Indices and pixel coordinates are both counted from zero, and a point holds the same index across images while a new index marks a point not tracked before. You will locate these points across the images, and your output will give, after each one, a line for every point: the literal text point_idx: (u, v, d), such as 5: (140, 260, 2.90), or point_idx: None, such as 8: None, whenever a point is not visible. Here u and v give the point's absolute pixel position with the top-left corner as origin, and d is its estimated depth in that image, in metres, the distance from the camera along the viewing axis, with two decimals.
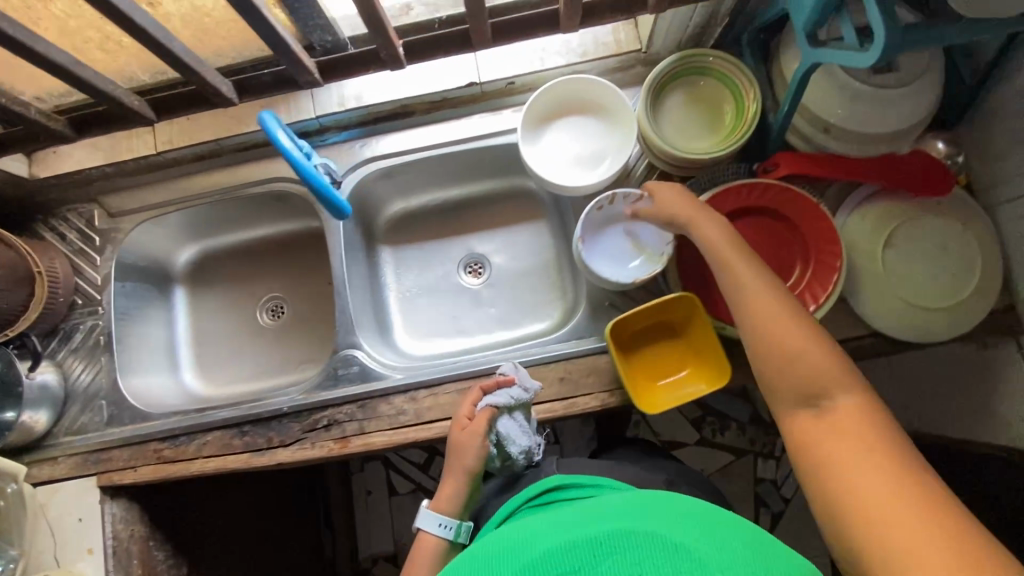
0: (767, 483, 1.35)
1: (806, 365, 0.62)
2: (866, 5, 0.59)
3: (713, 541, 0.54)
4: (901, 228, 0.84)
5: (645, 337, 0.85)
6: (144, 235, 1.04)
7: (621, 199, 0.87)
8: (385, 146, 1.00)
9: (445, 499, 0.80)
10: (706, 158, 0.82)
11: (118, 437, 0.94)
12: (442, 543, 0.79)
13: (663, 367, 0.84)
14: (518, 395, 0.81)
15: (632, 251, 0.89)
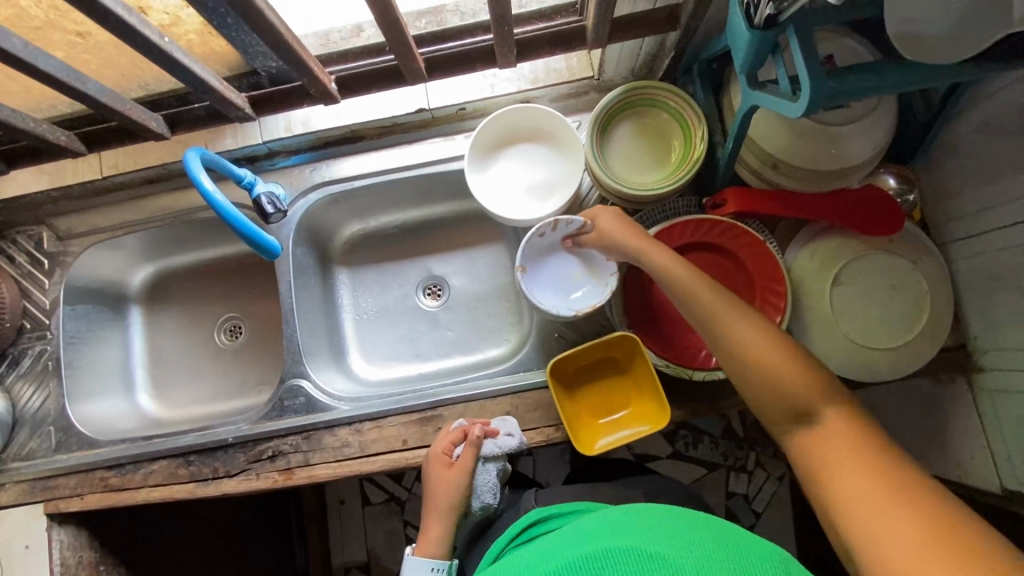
0: (739, 497, 1.31)
1: (780, 385, 0.57)
2: (793, 55, 0.57)
3: (686, 539, 0.55)
4: (850, 265, 0.82)
5: (589, 375, 0.84)
6: (95, 258, 1.03)
7: (564, 226, 0.83)
8: (336, 171, 0.98)
9: (431, 543, 0.78)
10: (649, 197, 0.81)
11: (65, 465, 0.93)
12: None
13: (607, 404, 0.83)
14: (503, 445, 0.81)
15: (577, 277, 0.87)
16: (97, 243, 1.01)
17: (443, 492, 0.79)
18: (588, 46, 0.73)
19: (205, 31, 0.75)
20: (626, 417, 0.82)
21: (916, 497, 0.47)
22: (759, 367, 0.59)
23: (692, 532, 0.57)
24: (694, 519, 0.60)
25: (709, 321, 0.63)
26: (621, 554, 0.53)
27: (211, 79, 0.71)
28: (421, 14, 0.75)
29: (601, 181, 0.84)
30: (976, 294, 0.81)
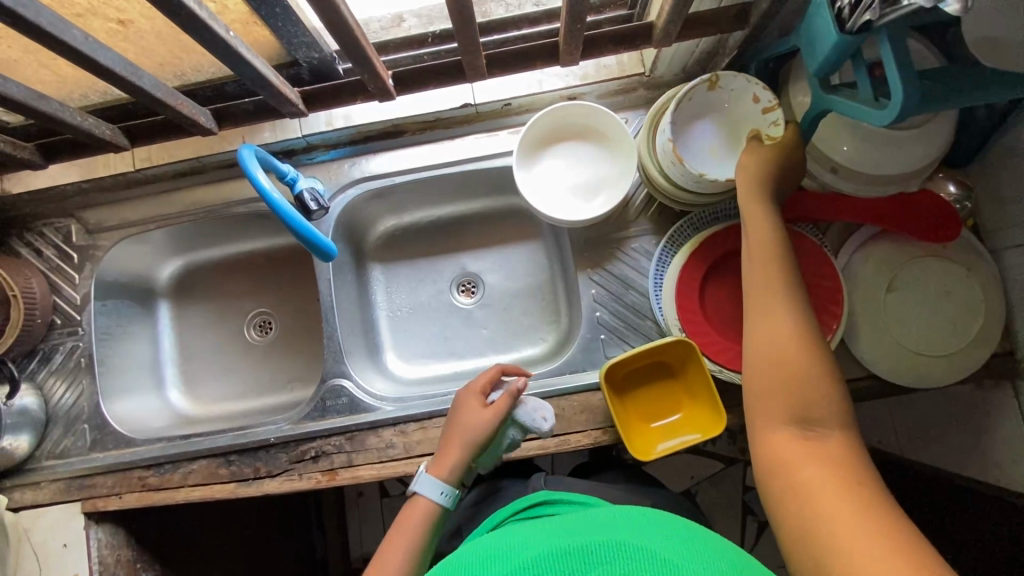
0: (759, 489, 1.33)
1: (803, 382, 0.58)
2: (885, 63, 0.56)
3: (696, 554, 0.53)
4: (903, 272, 0.82)
5: (640, 378, 0.84)
6: (124, 252, 1.00)
7: (732, 80, 0.74)
8: (375, 166, 0.96)
9: (445, 465, 0.74)
10: (699, 196, 0.81)
11: (102, 464, 0.92)
12: (435, 510, 0.73)
13: (656, 409, 0.83)
14: (536, 421, 0.80)
15: (708, 155, 0.77)
16: (128, 237, 0.98)
17: (470, 421, 0.76)
18: (653, 44, 0.71)
19: (251, 20, 0.72)
20: (677, 423, 0.82)
21: (891, 521, 0.47)
22: (796, 360, 0.58)
23: (702, 548, 0.54)
24: (706, 536, 0.58)
25: (759, 290, 0.64)
26: (629, 553, 0.51)
27: (268, 73, 0.68)
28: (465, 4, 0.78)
29: (656, 181, 0.82)
30: None
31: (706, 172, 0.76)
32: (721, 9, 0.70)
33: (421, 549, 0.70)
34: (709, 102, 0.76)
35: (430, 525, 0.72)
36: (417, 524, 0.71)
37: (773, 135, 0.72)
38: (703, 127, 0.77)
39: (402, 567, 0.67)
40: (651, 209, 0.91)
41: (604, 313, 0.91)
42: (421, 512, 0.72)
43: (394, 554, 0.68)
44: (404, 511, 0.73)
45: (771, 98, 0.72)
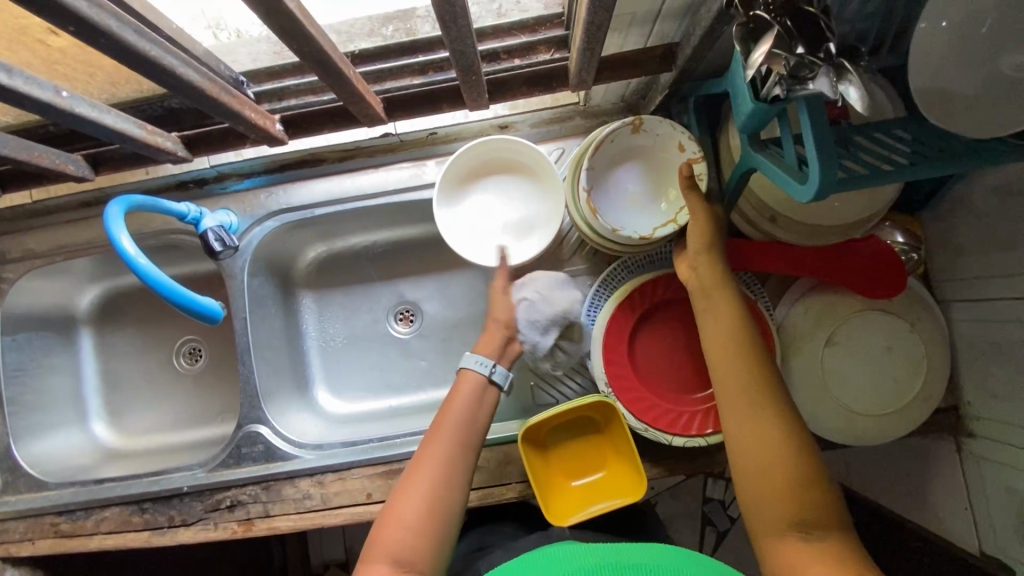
0: (716, 501, 1.31)
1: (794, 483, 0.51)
2: (804, 139, 0.50)
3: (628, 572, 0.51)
4: (844, 326, 0.77)
5: (563, 433, 0.81)
6: (33, 284, 0.95)
7: (654, 125, 0.66)
8: (294, 197, 0.89)
9: (488, 344, 0.76)
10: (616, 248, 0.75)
11: (12, 509, 0.89)
12: (479, 376, 0.73)
13: (582, 466, 0.80)
14: (539, 308, 0.78)
15: (631, 207, 0.70)
16: (35, 270, 0.92)
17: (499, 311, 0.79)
18: (570, 88, 0.64)
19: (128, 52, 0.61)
20: (601, 482, 0.79)
21: None
22: (782, 458, 0.53)
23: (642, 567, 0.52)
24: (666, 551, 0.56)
25: (731, 372, 0.58)
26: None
27: (128, 126, 0.57)
28: (386, 19, 0.66)
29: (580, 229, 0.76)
30: (974, 360, 0.76)
31: (627, 226, 0.69)
32: (645, 49, 0.64)
33: (476, 425, 0.70)
34: (633, 147, 0.69)
35: (476, 400, 0.71)
36: (468, 398, 0.71)
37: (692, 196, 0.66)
38: (626, 175, 0.70)
39: (459, 430, 0.68)
40: (585, 249, 0.86)
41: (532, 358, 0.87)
42: (471, 386, 0.72)
43: (449, 426, 0.68)
44: (453, 387, 0.73)
45: (695, 150, 0.65)
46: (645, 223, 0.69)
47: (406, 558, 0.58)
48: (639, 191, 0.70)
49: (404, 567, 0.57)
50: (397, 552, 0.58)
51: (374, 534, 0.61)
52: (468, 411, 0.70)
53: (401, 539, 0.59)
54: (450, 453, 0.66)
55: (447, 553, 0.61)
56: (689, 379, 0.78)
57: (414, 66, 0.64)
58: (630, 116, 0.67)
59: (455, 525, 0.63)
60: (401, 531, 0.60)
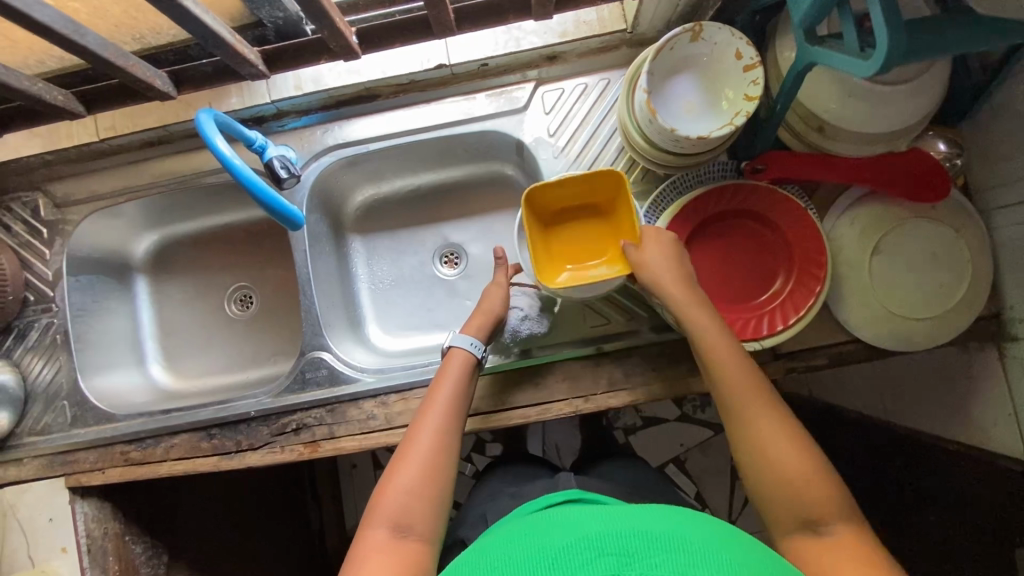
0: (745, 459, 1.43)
1: (793, 451, 0.59)
2: (869, 10, 0.52)
3: (663, 527, 0.51)
4: (890, 235, 0.80)
5: (570, 215, 0.86)
6: (95, 226, 0.98)
7: (713, 31, 0.69)
8: (350, 133, 0.92)
9: (473, 326, 0.80)
10: (669, 159, 0.78)
11: (84, 439, 0.92)
12: (470, 358, 0.76)
13: (588, 245, 0.85)
14: (528, 325, 0.89)
15: (686, 114, 0.72)
16: (98, 211, 0.96)
17: (492, 301, 0.82)
18: None
19: None
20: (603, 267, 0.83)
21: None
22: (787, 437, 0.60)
23: (674, 523, 0.52)
24: (681, 512, 0.56)
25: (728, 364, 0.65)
26: (592, 545, 0.49)
27: (222, 30, 0.64)
28: None
29: (634, 141, 0.79)
30: (1017, 264, 0.79)
31: (683, 130, 0.72)
32: None
33: (464, 396, 0.73)
34: (689, 57, 0.72)
35: (469, 374, 0.75)
36: (456, 373, 0.74)
37: (753, 96, 0.68)
38: (682, 85, 0.72)
39: (448, 403, 0.70)
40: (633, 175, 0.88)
41: None
42: (460, 363, 0.75)
43: (444, 400, 0.70)
44: (444, 363, 0.75)
45: (752, 55, 0.68)
46: (701, 127, 0.71)
47: (407, 522, 0.60)
48: (694, 100, 0.72)
49: (405, 532, 0.59)
50: (397, 516, 0.60)
51: (373, 502, 0.62)
52: (462, 382, 0.73)
53: (401, 505, 0.61)
54: (442, 424, 0.68)
55: (446, 515, 0.64)
56: (744, 289, 0.82)
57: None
58: (690, 24, 0.70)
59: (450, 494, 0.65)
60: (401, 498, 0.62)
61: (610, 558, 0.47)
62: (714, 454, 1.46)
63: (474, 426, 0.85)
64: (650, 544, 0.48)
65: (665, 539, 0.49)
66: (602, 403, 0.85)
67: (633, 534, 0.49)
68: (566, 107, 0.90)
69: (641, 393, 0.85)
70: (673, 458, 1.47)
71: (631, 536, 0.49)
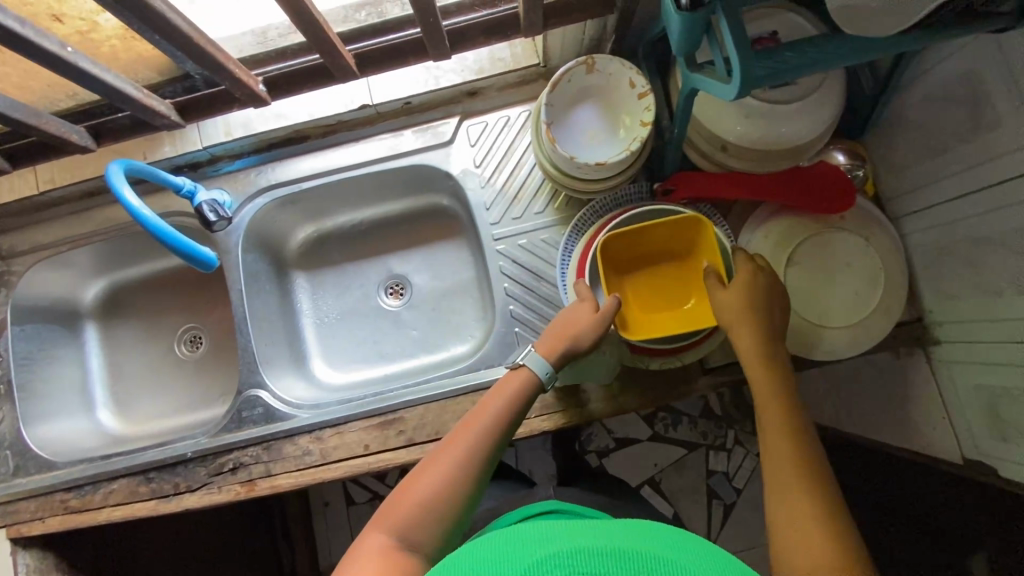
0: (719, 474, 1.44)
1: (804, 463, 0.59)
2: (725, 40, 0.56)
3: (636, 543, 0.43)
4: (801, 247, 0.81)
5: (647, 260, 0.76)
6: (42, 276, 1.00)
7: (606, 64, 0.73)
8: (283, 173, 0.95)
9: (557, 346, 0.71)
10: (581, 186, 0.80)
11: (23, 489, 0.91)
12: (534, 385, 0.70)
13: (670, 292, 0.75)
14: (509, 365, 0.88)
15: (588, 142, 0.75)
16: (41, 261, 0.98)
17: (577, 319, 0.71)
18: (523, 33, 0.72)
19: (132, 35, 0.69)
20: (695, 307, 0.73)
21: None
22: (809, 462, 0.59)
23: (648, 538, 0.45)
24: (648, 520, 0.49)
25: (763, 384, 0.65)
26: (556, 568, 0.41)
27: (126, 87, 0.67)
28: (360, 6, 0.74)
29: (548, 172, 0.81)
30: (929, 268, 0.81)
31: (586, 157, 0.75)
32: None
33: (509, 422, 0.67)
34: (588, 87, 0.75)
35: (527, 397, 0.69)
36: (511, 392, 0.68)
37: (646, 122, 0.71)
38: (583, 114, 0.75)
39: (484, 433, 0.65)
40: (558, 201, 0.90)
41: (517, 306, 0.90)
42: (520, 382, 0.69)
43: (486, 420, 0.66)
44: (505, 378, 0.70)
45: (643, 84, 0.71)
46: (602, 153, 0.74)
47: (417, 537, 0.56)
48: (594, 127, 0.75)
49: (407, 546, 0.55)
50: (404, 526, 0.56)
51: (384, 506, 0.58)
52: (515, 408, 0.68)
53: (413, 517, 0.57)
54: (478, 445, 0.64)
55: (449, 542, 0.58)
56: None
57: (368, 31, 0.72)
58: (585, 57, 0.73)
59: (460, 520, 0.60)
60: (413, 509, 0.57)
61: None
62: (686, 474, 1.45)
63: (408, 458, 0.85)
64: (621, 567, 0.41)
65: (639, 559, 0.42)
66: (534, 427, 0.85)
67: (604, 553, 0.42)
68: (490, 139, 0.93)
69: (573, 416, 0.85)
70: (645, 482, 1.45)
71: (602, 554, 0.42)
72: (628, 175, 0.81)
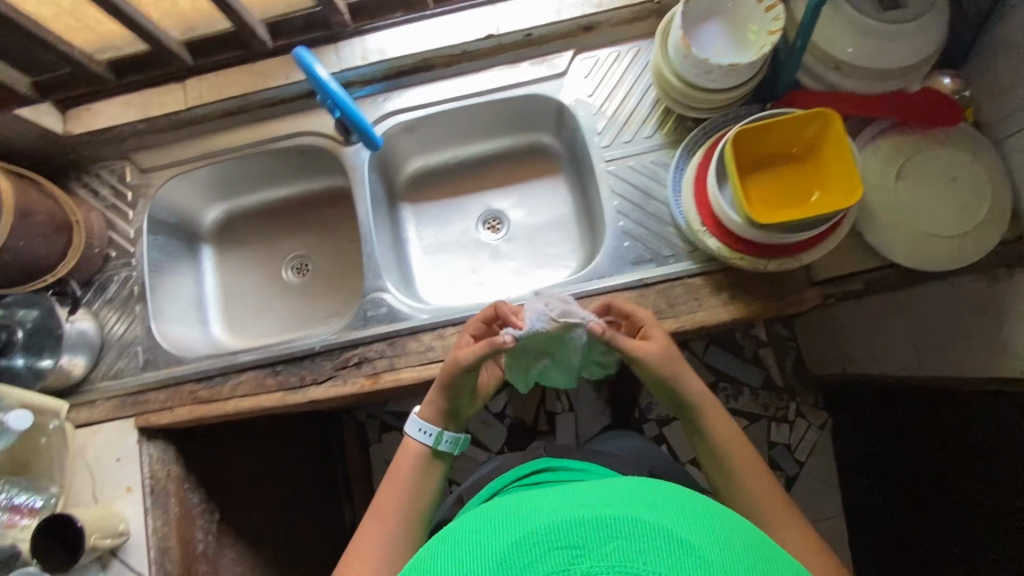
0: (781, 447, 1.60)
1: (749, 455, 0.81)
2: None
3: (617, 507, 0.49)
4: (909, 162, 0.86)
5: (771, 161, 0.81)
6: (175, 190, 1.08)
7: None
8: (408, 99, 1.03)
9: (433, 408, 0.84)
10: (702, 98, 0.86)
11: (154, 380, 0.97)
12: (424, 449, 0.84)
13: (793, 188, 0.80)
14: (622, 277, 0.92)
15: (718, 50, 0.81)
16: (178, 174, 1.06)
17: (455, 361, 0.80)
18: None
19: None
20: (820, 198, 0.77)
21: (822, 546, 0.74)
22: (750, 455, 0.81)
23: (630, 501, 0.51)
24: (648, 486, 0.55)
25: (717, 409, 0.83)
26: (540, 541, 0.47)
27: None
28: None
29: (669, 86, 0.87)
30: None
31: (718, 62, 0.80)
32: None
33: (412, 485, 0.82)
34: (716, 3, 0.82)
35: (421, 463, 0.83)
36: (408, 465, 0.83)
37: (775, 28, 0.78)
38: (711, 27, 0.82)
39: (398, 509, 0.80)
40: (667, 126, 0.96)
41: (627, 223, 0.95)
42: (413, 453, 0.84)
43: (390, 499, 0.81)
44: (399, 452, 0.85)
45: None
46: (734, 59, 0.80)
47: None
48: (722, 38, 0.82)
49: None
50: None
51: None
52: (410, 474, 0.82)
53: None
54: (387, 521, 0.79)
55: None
56: None
57: None
58: None
59: None
60: None
61: (558, 553, 0.46)
62: None
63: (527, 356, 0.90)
64: (601, 532, 0.46)
65: (619, 523, 0.47)
66: None
67: (580, 521, 0.48)
68: (602, 71, 1.00)
69: (685, 321, 0.89)
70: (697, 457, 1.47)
71: (580, 525, 0.47)
72: (747, 90, 0.86)
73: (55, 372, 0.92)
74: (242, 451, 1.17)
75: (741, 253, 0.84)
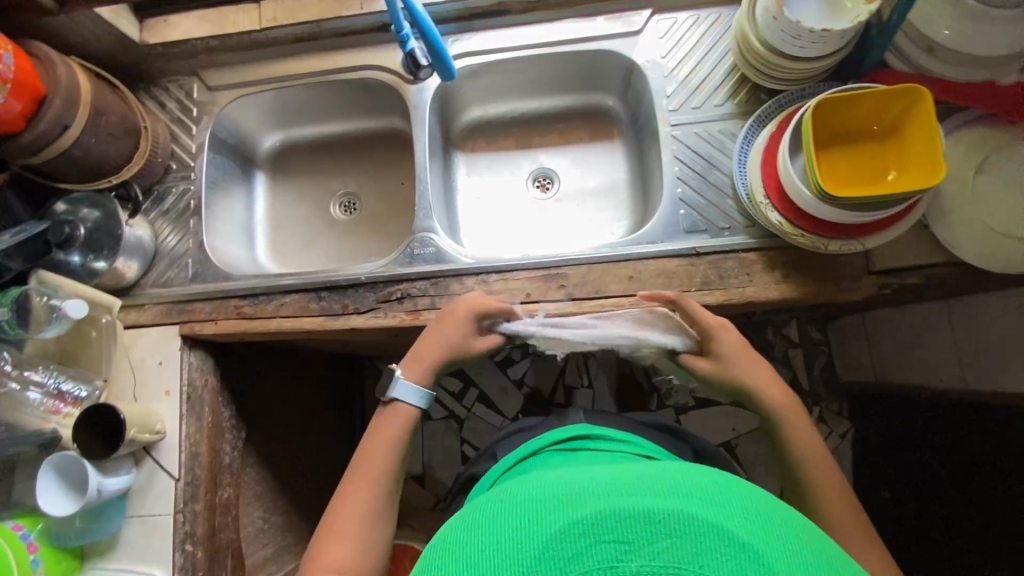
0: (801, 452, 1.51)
1: (824, 460, 0.77)
2: None
3: (672, 499, 0.43)
4: (993, 156, 0.82)
5: (848, 137, 0.79)
6: (238, 111, 1.09)
7: None
8: (478, 43, 1.02)
9: (420, 371, 0.84)
10: (786, 64, 0.84)
11: (200, 291, 0.99)
12: (416, 412, 0.84)
13: (867, 166, 0.78)
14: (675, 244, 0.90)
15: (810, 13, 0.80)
16: (243, 95, 1.07)
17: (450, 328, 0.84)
18: None
19: None
20: (897, 179, 0.75)
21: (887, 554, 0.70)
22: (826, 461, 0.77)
23: (691, 493, 0.45)
24: (707, 473, 0.49)
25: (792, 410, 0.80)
26: (584, 530, 0.42)
27: None
28: None
29: (754, 49, 0.86)
30: None
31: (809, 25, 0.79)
32: None
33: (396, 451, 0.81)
34: None
35: (408, 425, 0.83)
36: (393, 431, 0.82)
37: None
38: None
39: (384, 476, 0.79)
40: (739, 97, 0.94)
41: (685, 190, 0.93)
42: (401, 417, 0.83)
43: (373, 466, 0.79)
44: (384, 417, 0.84)
45: None
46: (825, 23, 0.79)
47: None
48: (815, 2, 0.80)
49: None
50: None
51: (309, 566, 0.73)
52: (397, 441, 0.81)
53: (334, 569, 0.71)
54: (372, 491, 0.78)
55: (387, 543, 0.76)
56: None
57: None
58: None
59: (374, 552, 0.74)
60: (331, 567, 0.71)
61: (606, 546, 0.41)
62: None
63: (569, 310, 0.89)
64: (655, 529, 0.41)
65: (672, 519, 0.42)
66: (694, 300, 0.87)
67: (630, 515, 0.42)
68: (677, 34, 0.98)
69: (735, 294, 0.87)
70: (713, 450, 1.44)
71: (631, 517, 0.42)
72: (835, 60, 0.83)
73: (110, 272, 0.95)
74: (271, 378, 1.19)
75: (801, 231, 0.82)
